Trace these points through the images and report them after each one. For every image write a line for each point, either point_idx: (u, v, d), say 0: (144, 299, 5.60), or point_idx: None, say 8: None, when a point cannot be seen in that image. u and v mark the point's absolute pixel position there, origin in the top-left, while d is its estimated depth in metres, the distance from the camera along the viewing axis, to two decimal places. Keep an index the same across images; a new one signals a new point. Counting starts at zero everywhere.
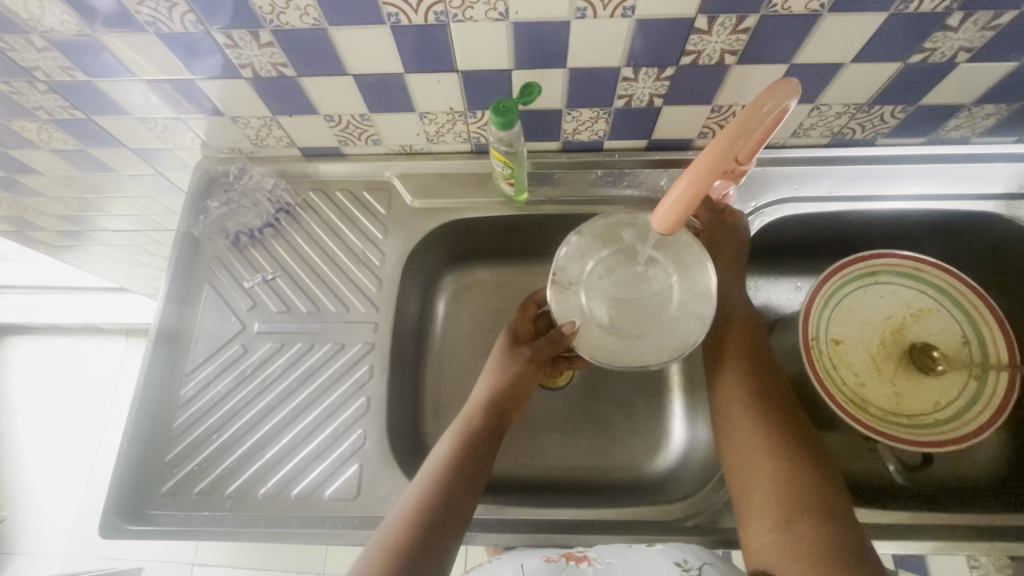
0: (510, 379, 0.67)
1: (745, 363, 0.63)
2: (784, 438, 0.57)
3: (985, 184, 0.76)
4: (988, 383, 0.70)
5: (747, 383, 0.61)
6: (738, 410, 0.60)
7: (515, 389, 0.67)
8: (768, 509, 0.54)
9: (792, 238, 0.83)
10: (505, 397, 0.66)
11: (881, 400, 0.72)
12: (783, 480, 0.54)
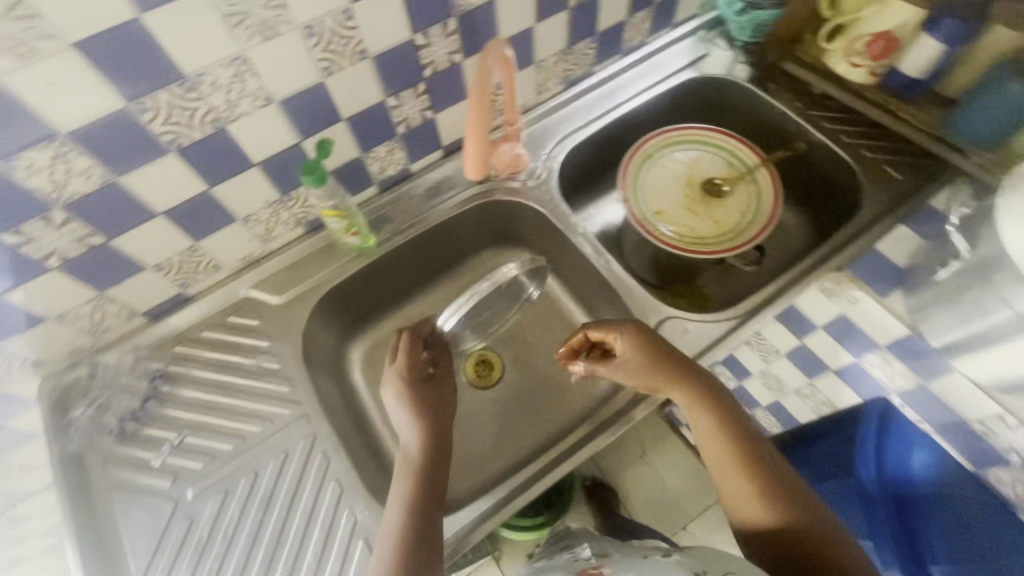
0: (427, 417, 0.71)
1: (655, 360, 0.70)
2: (756, 456, 0.66)
3: (673, 64, 1.03)
4: (759, 181, 0.95)
5: (721, 428, 0.68)
6: (726, 458, 0.67)
7: (437, 424, 0.71)
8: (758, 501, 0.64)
9: (585, 165, 1.03)
10: (429, 438, 0.69)
11: (710, 231, 0.92)
12: (781, 513, 0.63)
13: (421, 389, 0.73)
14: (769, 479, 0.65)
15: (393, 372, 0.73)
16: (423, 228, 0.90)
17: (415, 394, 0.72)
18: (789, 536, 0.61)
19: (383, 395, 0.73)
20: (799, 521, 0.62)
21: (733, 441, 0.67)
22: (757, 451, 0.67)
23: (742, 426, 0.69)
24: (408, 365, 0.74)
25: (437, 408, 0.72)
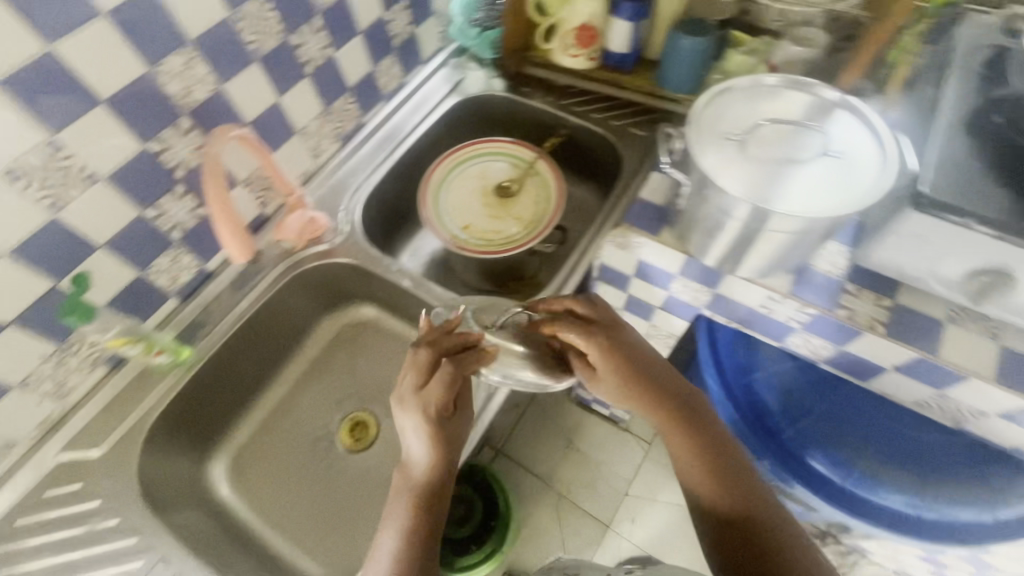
0: (442, 447, 0.69)
1: (612, 360, 0.70)
2: (724, 454, 0.72)
3: (434, 95, 1.12)
4: (540, 170, 1.07)
5: (696, 430, 0.72)
6: (693, 450, 0.71)
7: (447, 452, 0.70)
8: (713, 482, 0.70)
9: (388, 208, 1.07)
10: (436, 474, 0.69)
11: (515, 227, 1.02)
12: (743, 502, 0.68)
13: (446, 423, 0.69)
14: (734, 474, 0.71)
15: (422, 393, 0.67)
16: (242, 321, 0.88)
17: (442, 428, 0.68)
18: (741, 521, 0.67)
19: (402, 418, 0.69)
20: (757, 510, 0.68)
21: (705, 445, 0.72)
22: (724, 448, 0.72)
23: (717, 429, 0.74)
24: (440, 395, 0.67)
25: (451, 436, 0.70)
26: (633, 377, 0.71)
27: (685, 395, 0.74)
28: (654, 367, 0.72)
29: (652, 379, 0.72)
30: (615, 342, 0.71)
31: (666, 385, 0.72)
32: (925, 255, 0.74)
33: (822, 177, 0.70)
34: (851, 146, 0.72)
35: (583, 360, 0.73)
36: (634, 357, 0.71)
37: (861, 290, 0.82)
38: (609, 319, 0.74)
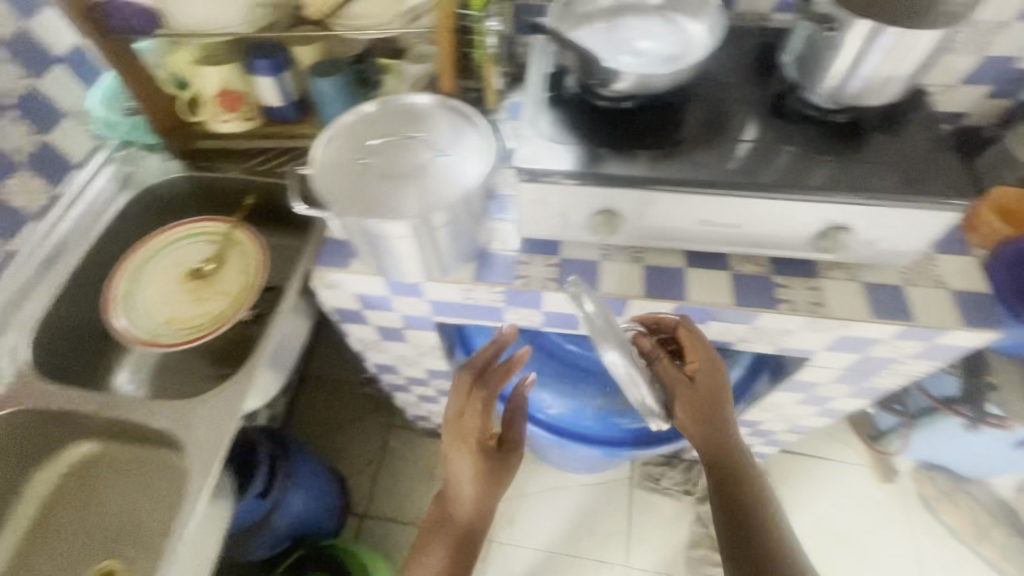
0: (487, 485, 0.87)
1: (702, 372, 0.82)
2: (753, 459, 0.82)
3: (103, 196, 1.06)
4: (240, 239, 1.04)
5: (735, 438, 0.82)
6: (711, 459, 0.81)
7: (489, 497, 0.87)
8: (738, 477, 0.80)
9: (79, 328, 0.99)
10: (474, 510, 0.87)
11: (222, 304, 0.98)
12: (748, 497, 0.79)
13: (495, 453, 0.88)
14: (744, 480, 0.79)
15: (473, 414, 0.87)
16: None
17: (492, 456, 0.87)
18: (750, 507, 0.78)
19: (454, 453, 0.87)
20: (743, 504, 0.78)
21: (721, 444, 0.81)
22: (747, 474, 0.80)
23: (739, 450, 0.81)
24: (472, 433, 0.87)
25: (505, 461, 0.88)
26: (701, 409, 0.81)
27: (708, 414, 0.81)
28: (723, 407, 0.83)
29: (705, 402, 0.82)
30: (683, 382, 0.83)
31: (714, 420, 0.81)
32: (552, 216, 0.85)
33: (437, 175, 0.78)
34: (456, 142, 0.82)
35: (676, 375, 0.83)
36: (702, 392, 0.82)
37: (532, 257, 0.91)
38: (705, 361, 0.82)
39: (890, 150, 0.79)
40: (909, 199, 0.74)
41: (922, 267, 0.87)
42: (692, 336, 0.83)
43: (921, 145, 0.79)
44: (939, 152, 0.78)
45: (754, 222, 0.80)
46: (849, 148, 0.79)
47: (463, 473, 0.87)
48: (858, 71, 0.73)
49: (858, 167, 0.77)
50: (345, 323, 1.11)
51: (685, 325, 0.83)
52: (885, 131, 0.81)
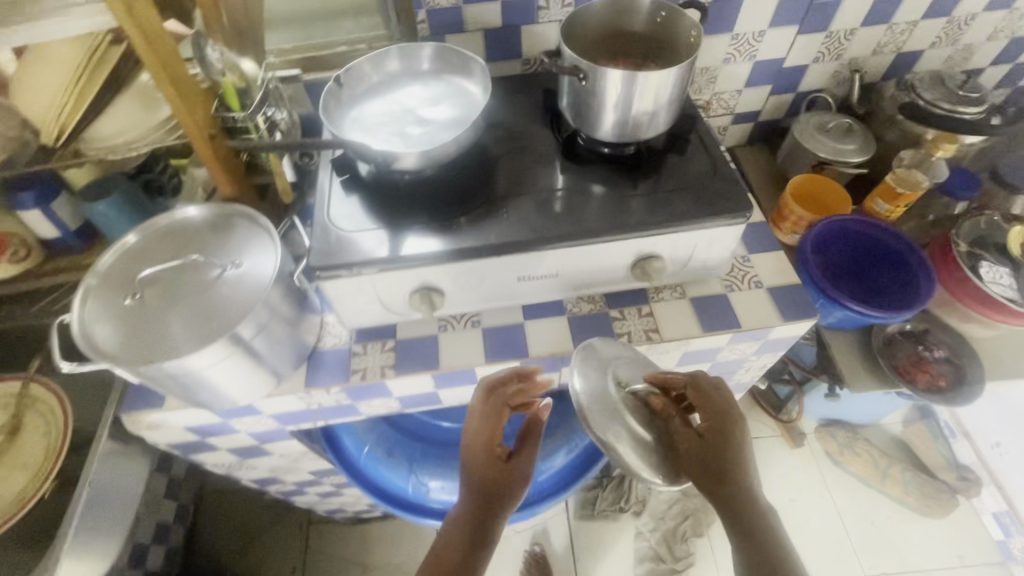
0: (493, 496, 0.68)
1: (707, 415, 0.69)
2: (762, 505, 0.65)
3: None
4: (37, 396, 0.90)
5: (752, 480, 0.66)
6: (721, 502, 0.65)
7: (484, 517, 0.67)
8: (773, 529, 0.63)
9: None
10: (465, 532, 0.66)
11: (23, 480, 0.85)
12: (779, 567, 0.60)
13: (497, 466, 0.70)
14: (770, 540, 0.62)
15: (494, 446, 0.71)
16: None
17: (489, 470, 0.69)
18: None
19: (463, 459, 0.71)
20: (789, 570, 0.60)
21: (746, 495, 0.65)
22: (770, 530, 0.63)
23: (740, 490, 0.65)
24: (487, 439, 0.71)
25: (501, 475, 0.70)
26: (709, 458, 0.66)
27: (726, 466, 0.66)
28: (731, 437, 0.68)
29: (718, 454, 0.67)
30: (697, 435, 0.68)
31: (728, 466, 0.66)
32: (371, 304, 0.80)
33: (227, 294, 0.72)
34: (245, 252, 0.76)
35: (686, 430, 0.69)
36: (720, 447, 0.67)
37: (366, 346, 0.85)
38: (716, 413, 0.69)
39: (677, 174, 0.82)
40: (700, 219, 0.75)
41: (741, 270, 0.91)
42: (712, 386, 0.72)
43: (705, 163, 0.83)
44: (720, 167, 0.82)
45: (570, 268, 0.80)
46: (639, 180, 0.81)
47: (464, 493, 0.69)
48: (621, 110, 0.74)
49: (650, 197, 0.79)
50: (193, 455, 0.99)
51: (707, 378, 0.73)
52: (670, 157, 0.84)
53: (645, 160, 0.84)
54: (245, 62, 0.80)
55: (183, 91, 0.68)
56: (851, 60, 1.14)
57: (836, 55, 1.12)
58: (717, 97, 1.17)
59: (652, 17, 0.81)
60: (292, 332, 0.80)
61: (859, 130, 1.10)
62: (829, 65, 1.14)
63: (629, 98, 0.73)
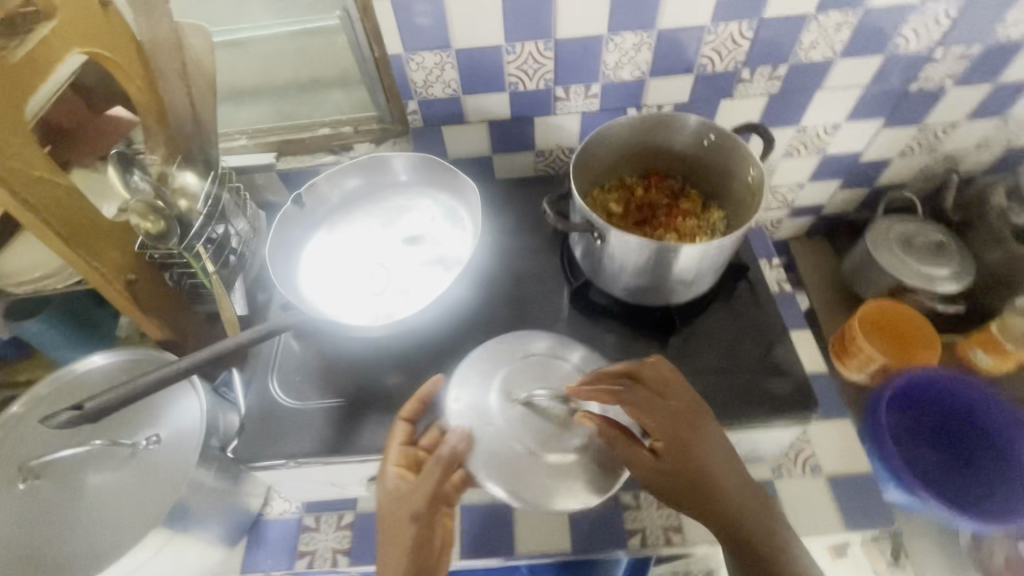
0: (416, 555, 0.49)
1: (659, 420, 0.51)
2: (768, 513, 0.50)
3: None
4: None
5: (739, 476, 0.50)
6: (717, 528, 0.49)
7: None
8: (783, 542, 0.48)
9: None
10: None
11: None
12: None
13: (407, 502, 0.51)
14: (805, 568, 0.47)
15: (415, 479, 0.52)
16: None
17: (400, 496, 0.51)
18: None
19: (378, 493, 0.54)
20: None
21: (748, 511, 0.49)
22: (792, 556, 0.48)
23: (736, 508, 0.49)
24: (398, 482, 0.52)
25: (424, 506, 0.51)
26: (697, 481, 0.49)
27: (711, 480, 0.49)
28: (695, 446, 0.50)
29: (701, 473, 0.49)
30: (661, 446, 0.51)
31: (716, 482, 0.49)
32: (322, 486, 0.65)
33: (133, 483, 0.58)
34: (165, 422, 0.61)
35: (632, 451, 0.51)
36: (698, 463, 0.49)
37: (320, 520, 0.70)
38: (665, 417, 0.51)
39: (720, 344, 0.64)
40: (745, 423, 0.58)
41: (793, 449, 0.72)
42: (663, 378, 0.53)
43: (754, 332, 0.65)
44: (774, 340, 0.64)
45: None
46: (671, 351, 0.64)
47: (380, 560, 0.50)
48: (641, 275, 0.60)
49: (681, 380, 0.62)
50: None
51: (663, 370, 0.54)
52: (714, 315, 0.66)
53: (682, 316, 0.65)
54: (185, 175, 0.65)
55: (90, 243, 0.54)
56: (948, 155, 0.91)
57: (930, 150, 0.90)
58: (773, 190, 0.97)
59: (696, 137, 0.64)
60: (224, 514, 0.65)
61: (953, 249, 0.88)
62: (919, 161, 0.92)
63: (649, 264, 0.58)
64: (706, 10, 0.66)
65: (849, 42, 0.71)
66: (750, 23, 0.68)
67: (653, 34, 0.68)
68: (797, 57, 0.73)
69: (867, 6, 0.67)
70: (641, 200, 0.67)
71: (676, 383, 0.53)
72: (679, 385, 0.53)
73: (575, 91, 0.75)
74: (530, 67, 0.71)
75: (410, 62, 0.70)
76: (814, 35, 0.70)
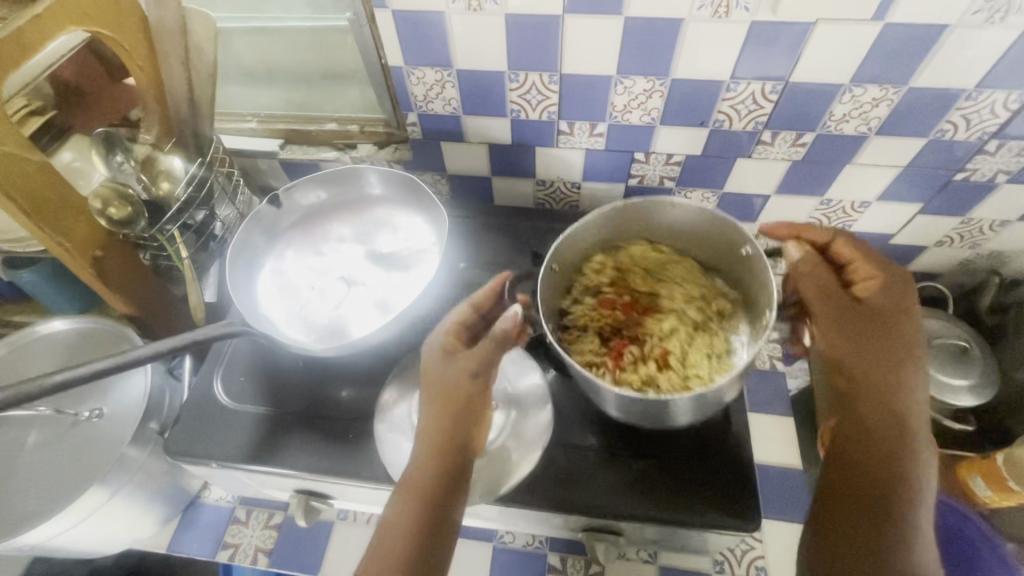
0: (452, 425, 0.50)
1: (877, 278, 0.57)
2: (880, 355, 0.54)
3: None
4: None
5: (880, 337, 0.55)
6: (864, 379, 0.54)
7: (452, 450, 0.50)
8: (915, 416, 0.52)
9: None
10: (444, 476, 0.49)
11: None
12: (877, 479, 0.50)
13: (461, 380, 0.51)
14: (902, 447, 0.51)
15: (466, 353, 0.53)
16: None
17: (448, 381, 0.51)
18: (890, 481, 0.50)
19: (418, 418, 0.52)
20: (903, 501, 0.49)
21: (870, 352, 0.54)
22: (912, 452, 0.51)
23: (886, 374, 0.53)
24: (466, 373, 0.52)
25: (471, 400, 0.51)
26: (858, 329, 0.56)
27: (882, 363, 0.54)
28: (874, 302, 0.56)
29: (881, 328, 0.55)
30: (835, 294, 0.58)
31: (874, 365, 0.54)
32: (251, 487, 0.66)
33: (67, 450, 0.60)
34: (111, 398, 0.63)
35: (815, 273, 0.59)
36: (878, 313, 0.56)
37: (250, 515, 0.72)
38: (897, 292, 0.56)
39: (666, 430, 0.61)
40: (671, 521, 0.55)
41: (741, 546, 0.68)
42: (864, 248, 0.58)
43: (709, 418, 0.62)
44: (730, 431, 0.60)
45: (493, 513, 0.61)
46: (610, 426, 0.61)
47: (423, 430, 0.51)
48: (625, 402, 0.50)
49: (619, 458, 0.59)
50: None
51: (846, 238, 0.59)
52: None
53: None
54: (171, 160, 0.66)
55: (55, 218, 0.55)
56: (993, 253, 0.81)
57: (972, 245, 0.80)
58: None
59: (736, 244, 0.61)
60: (157, 495, 0.67)
61: (978, 357, 0.78)
62: (959, 254, 0.82)
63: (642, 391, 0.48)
64: (727, 63, 0.61)
65: (886, 119, 0.64)
66: (774, 85, 0.62)
67: (666, 82, 0.64)
68: (825, 127, 0.66)
69: (911, 85, 0.60)
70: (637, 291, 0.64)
71: (904, 290, 0.57)
72: (860, 247, 0.58)
73: (580, 128, 0.72)
74: (533, 97, 0.68)
75: (411, 76, 0.68)
76: (847, 107, 0.64)
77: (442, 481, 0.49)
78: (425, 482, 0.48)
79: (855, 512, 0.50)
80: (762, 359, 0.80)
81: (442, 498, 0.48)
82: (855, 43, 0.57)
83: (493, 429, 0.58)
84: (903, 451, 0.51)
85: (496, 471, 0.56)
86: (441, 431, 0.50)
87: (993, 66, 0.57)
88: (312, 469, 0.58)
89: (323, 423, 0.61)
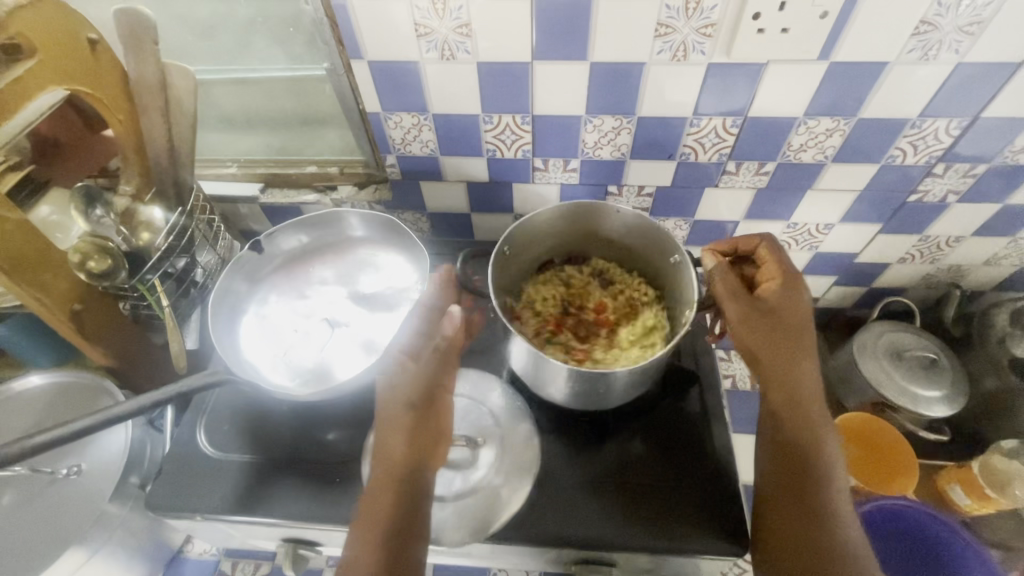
0: (412, 453, 0.51)
1: (779, 282, 0.60)
2: (789, 356, 0.58)
3: None
4: None
5: (789, 341, 0.58)
6: (778, 381, 0.57)
7: (411, 478, 0.50)
8: (820, 406, 0.57)
9: None
10: (404, 504, 0.49)
11: None
12: (803, 470, 0.54)
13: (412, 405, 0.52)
14: (814, 439, 0.55)
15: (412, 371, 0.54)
16: None
17: (403, 404, 0.52)
18: (807, 472, 0.54)
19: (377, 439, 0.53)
20: (819, 489, 0.53)
21: (782, 356, 0.58)
22: (823, 443, 0.55)
23: (796, 373, 0.57)
24: (414, 398, 0.53)
25: (418, 417, 0.52)
26: (771, 334, 0.58)
27: (791, 363, 0.57)
28: (783, 308, 0.59)
29: (786, 332, 0.58)
30: (749, 298, 0.60)
31: (783, 368, 0.57)
32: (237, 538, 0.65)
33: (44, 511, 0.58)
34: (91, 453, 0.61)
35: (726, 285, 0.60)
36: (782, 320, 0.58)
37: (236, 566, 0.72)
38: (798, 293, 0.59)
39: (650, 456, 0.62)
40: (660, 547, 0.56)
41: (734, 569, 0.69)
42: (776, 256, 0.61)
43: (693, 441, 0.63)
44: (713, 453, 0.62)
45: (486, 551, 0.61)
46: (596, 457, 0.62)
47: (383, 462, 0.51)
48: (576, 390, 0.59)
49: (607, 488, 0.59)
50: None
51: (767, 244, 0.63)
52: (651, 421, 0.65)
53: (614, 421, 0.64)
54: (152, 211, 0.67)
55: (34, 275, 0.55)
56: (952, 267, 0.85)
57: (932, 261, 0.84)
58: None
59: (669, 253, 0.67)
60: (138, 552, 0.65)
61: (948, 368, 0.81)
62: (921, 270, 0.86)
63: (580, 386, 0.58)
64: (690, 101, 0.64)
65: (841, 147, 0.68)
66: (734, 120, 0.66)
67: (633, 119, 0.67)
68: (785, 156, 0.70)
69: (860, 115, 0.64)
70: (624, 309, 0.73)
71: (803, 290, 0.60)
72: (770, 256, 0.61)
73: (554, 164, 0.74)
74: (507, 137, 0.71)
75: (388, 121, 0.70)
76: (803, 137, 0.67)
77: (402, 507, 0.49)
78: (384, 515, 0.49)
79: (779, 508, 0.54)
80: (742, 379, 0.81)
81: (402, 525, 0.48)
82: (806, 80, 0.61)
83: (484, 465, 0.59)
84: (816, 443, 0.55)
85: (487, 509, 0.56)
86: (398, 466, 0.51)
87: (933, 97, 0.61)
88: (301, 516, 0.57)
89: (310, 468, 0.61)
